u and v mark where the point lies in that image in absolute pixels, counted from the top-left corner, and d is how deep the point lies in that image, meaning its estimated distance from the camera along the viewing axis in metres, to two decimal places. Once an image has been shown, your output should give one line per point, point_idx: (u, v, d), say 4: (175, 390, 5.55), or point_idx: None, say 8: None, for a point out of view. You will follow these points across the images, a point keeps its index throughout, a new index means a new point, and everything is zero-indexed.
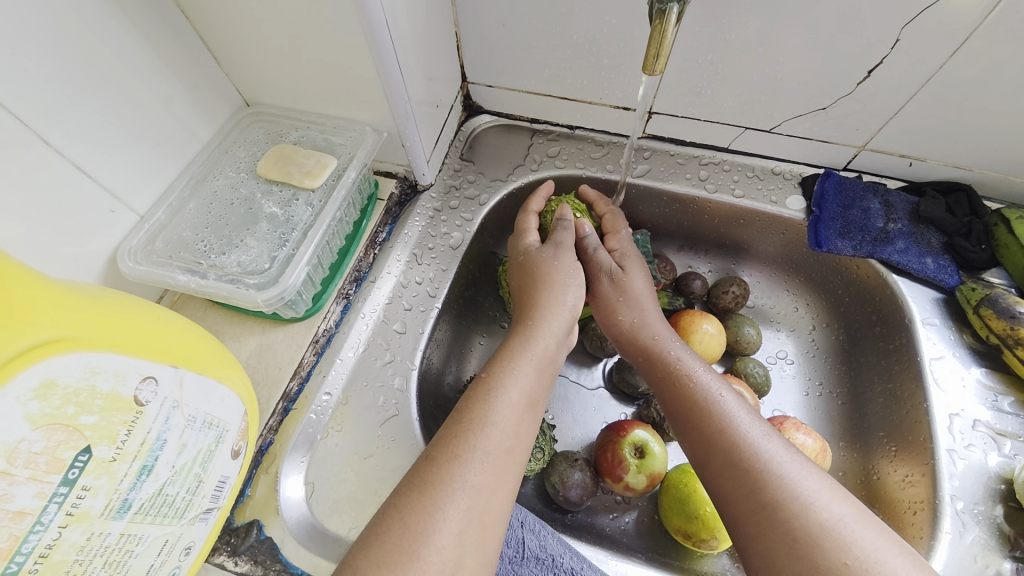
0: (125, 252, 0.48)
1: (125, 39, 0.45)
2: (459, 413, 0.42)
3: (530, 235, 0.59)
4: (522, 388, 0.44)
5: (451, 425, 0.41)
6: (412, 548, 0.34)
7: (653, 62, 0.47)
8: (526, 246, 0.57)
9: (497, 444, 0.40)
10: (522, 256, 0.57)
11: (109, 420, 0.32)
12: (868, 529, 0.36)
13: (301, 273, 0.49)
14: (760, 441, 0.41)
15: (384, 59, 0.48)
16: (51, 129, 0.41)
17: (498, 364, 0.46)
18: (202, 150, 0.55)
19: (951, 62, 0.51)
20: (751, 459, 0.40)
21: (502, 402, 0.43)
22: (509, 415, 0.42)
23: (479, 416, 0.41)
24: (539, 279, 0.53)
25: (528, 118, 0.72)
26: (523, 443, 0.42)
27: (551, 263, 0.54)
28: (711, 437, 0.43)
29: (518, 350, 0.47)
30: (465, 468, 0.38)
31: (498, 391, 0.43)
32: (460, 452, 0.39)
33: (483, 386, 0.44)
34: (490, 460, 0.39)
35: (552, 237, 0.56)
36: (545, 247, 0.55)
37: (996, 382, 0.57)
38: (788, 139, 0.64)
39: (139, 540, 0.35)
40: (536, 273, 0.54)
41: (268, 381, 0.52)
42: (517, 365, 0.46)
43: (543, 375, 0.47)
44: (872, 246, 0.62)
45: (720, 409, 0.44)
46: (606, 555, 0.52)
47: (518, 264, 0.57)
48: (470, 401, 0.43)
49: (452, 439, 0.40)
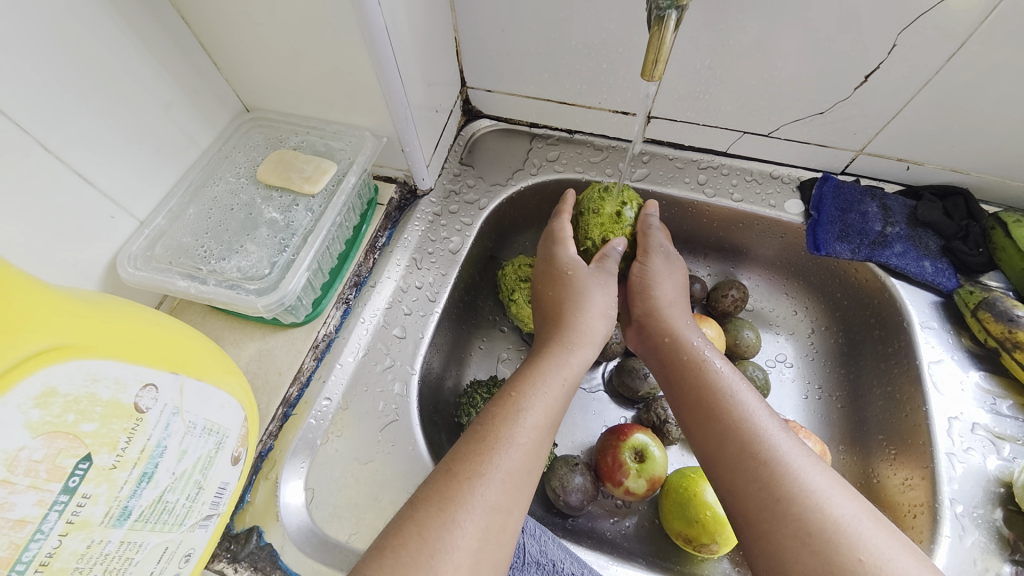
0: (125, 258, 0.48)
1: (125, 45, 0.45)
2: (482, 427, 0.42)
3: (570, 246, 0.57)
4: (547, 409, 0.44)
5: (473, 440, 0.41)
6: (428, 563, 0.34)
7: (652, 68, 0.47)
8: (570, 259, 0.55)
9: (518, 464, 0.40)
10: (567, 271, 0.54)
11: (109, 428, 0.32)
12: (879, 528, 0.36)
13: (301, 278, 0.49)
14: (777, 435, 0.42)
15: (383, 63, 0.48)
16: (51, 134, 0.41)
17: (527, 383, 0.45)
18: (202, 155, 0.55)
19: (947, 66, 0.51)
20: (767, 453, 0.40)
21: (527, 425, 0.42)
22: (532, 437, 0.42)
23: (504, 436, 0.41)
24: (580, 301, 0.52)
25: (527, 123, 0.72)
26: (541, 466, 0.42)
27: (599, 289, 0.53)
28: (727, 429, 0.43)
29: (547, 372, 0.46)
30: (486, 487, 0.38)
31: (525, 413, 0.43)
32: (482, 470, 0.39)
33: (510, 405, 0.43)
34: (511, 481, 0.39)
35: (602, 263, 0.54)
36: (595, 272, 0.54)
37: (994, 385, 0.57)
38: (786, 143, 0.65)
39: (139, 547, 0.35)
40: (579, 296, 0.52)
41: (268, 387, 0.52)
42: (546, 385, 0.45)
43: (566, 397, 0.47)
44: (870, 249, 0.62)
45: (738, 402, 0.44)
46: (606, 560, 0.52)
47: (562, 279, 0.54)
48: (495, 421, 0.42)
49: (475, 456, 0.40)
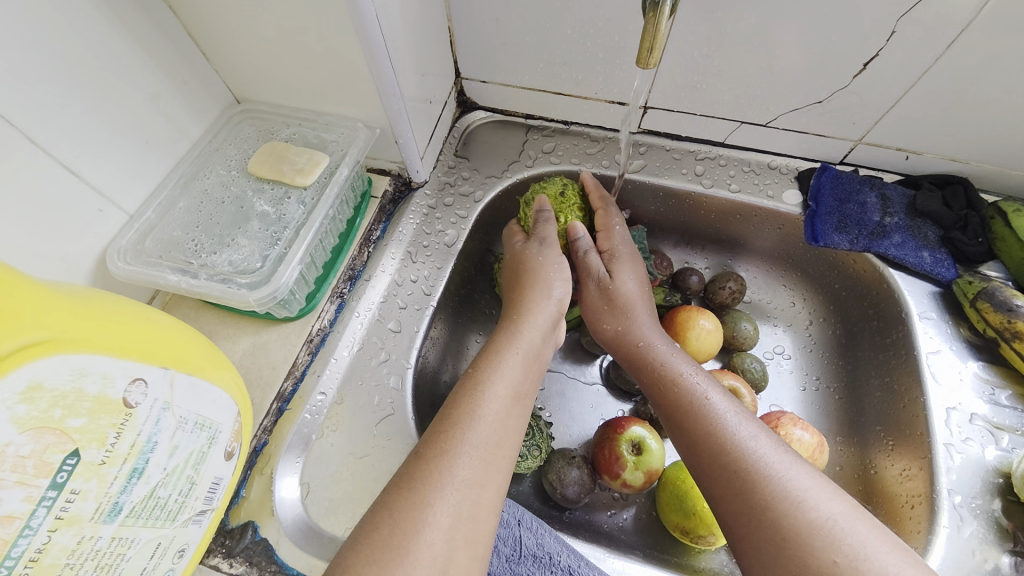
0: (115, 253, 0.48)
1: (112, 37, 0.44)
2: (448, 407, 0.42)
3: (516, 235, 0.58)
4: (509, 382, 0.44)
5: (439, 419, 0.41)
6: (402, 544, 0.34)
7: (647, 56, 0.47)
8: (514, 246, 0.57)
9: (484, 439, 0.40)
10: (510, 257, 0.56)
11: (98, 423, 0.32)
12: (858, 526, 0.36)
13: (294, 272, 0.49)
14: (749, 441, 0.41)
15: (376, 55, 0.48)
16: (38, 127, 0.41)
17: (486, 359, 0.45)
18: (192, 148, 0.55)
19: (947, 53, 0.50)
20: (739, 460, 0.40)
21: (489, 398, 0.42)
22: (497, 409, 0.42)
23: (467, 412, 0.41)
24: (529, 277, 0.53)
25: (522, 114, 0.71)
26: (511, 438, 0.42)
27: (536, 259, 0.54)
28: (698, 437, 0.43)
29: (504, 346, 0.47)
30: (454, 462, 0.38)
31: (485, 387, 0.43)
32: (449, 446, 0.39)
33: (470, 382, 0.43)
34: (479, 454, 0.39)
35: (536, 232, 0.56)
36: (531, 242, 0.55)
37: (993, 375, 0.57)
38: (783, 133, 0.64)
39: (131, 543, 0.35)
40: (526, 271, 0.53)
41: (261, 381, 0.52)
42: (505, 361, 0.45)
43: (528, 369, 0.46)
44: (869, 239, 0.62)
45: (708, 410, 0.44)
46: (603, 553, 0.51)
47: (509, 265, 0.56)
48: (457, 398, 0.42)
49: (442, 433, 0.40)
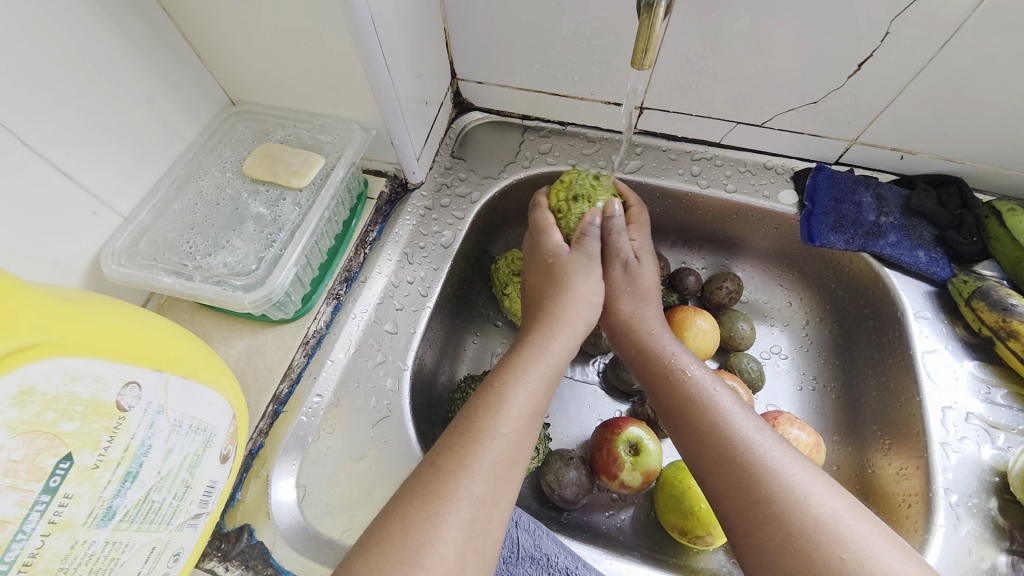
0: (109, 255, 0.47)
1: (106, 39, 0.44)
2: (467, 419, 0.42)
3: (555, 234, 0.56)
4: (530, 397, 0.44)
5: (456, 433, 0.41)
6: (414, 557, 0.34)
7: (641, 57, 0.46)
8: (553, 246, 0.55)
9: (501, 454, 0.40)
10: (548, 258, 0.54)
11: (90, 427, 0.31)
12: (862, 523, 0.36)
13: (289, 274, 0.49)
14: (753, 436, 0.41)
15: (372, 56, 0.47)
16: (31, 130, 0.40)
17: (509, 372, 0.45)
18: (186, 150, 0.55)
19: (941, 54, 0.50)
20: (743, 455, 0.40)
21: (511, 415, 0.42)
22: (517, 426, 0.42)
23: (489, 427, 0.41)
24: (562, 288, 0.51)
25: (518, 115, 0.71)
26: (525, 455, 0.42)
27: (580, 276, 0.52)
28: (703, 432, 0.43)
29: (529, 361, 0.46)
30: (472, 479, 0.38)
31: (508, 403, 0.42)
32: (468, 462, 0.38)
33: (492, 396, 0.43)
34: (493, 469, 0.39)
35: (581, 245, 0.54)
36: (576, 254, 0.54)
37: (988, 373, 0.57)
38: (779, 133, 0.64)
39: (125, 548, 0.34)
40: (562, 284, 0.52)
41: (257, 384, 0.52)
42: (527, 375, 0.45)
43: (549, 385, 0.46)
44: (864, 239, 0.62)
45: (713, 405, 0.44)
46: (601, 554, 0.51)
47: (541, 266, 0.54)
48: (478, 411, 0.42)
49: (461, 447, 0.39)
